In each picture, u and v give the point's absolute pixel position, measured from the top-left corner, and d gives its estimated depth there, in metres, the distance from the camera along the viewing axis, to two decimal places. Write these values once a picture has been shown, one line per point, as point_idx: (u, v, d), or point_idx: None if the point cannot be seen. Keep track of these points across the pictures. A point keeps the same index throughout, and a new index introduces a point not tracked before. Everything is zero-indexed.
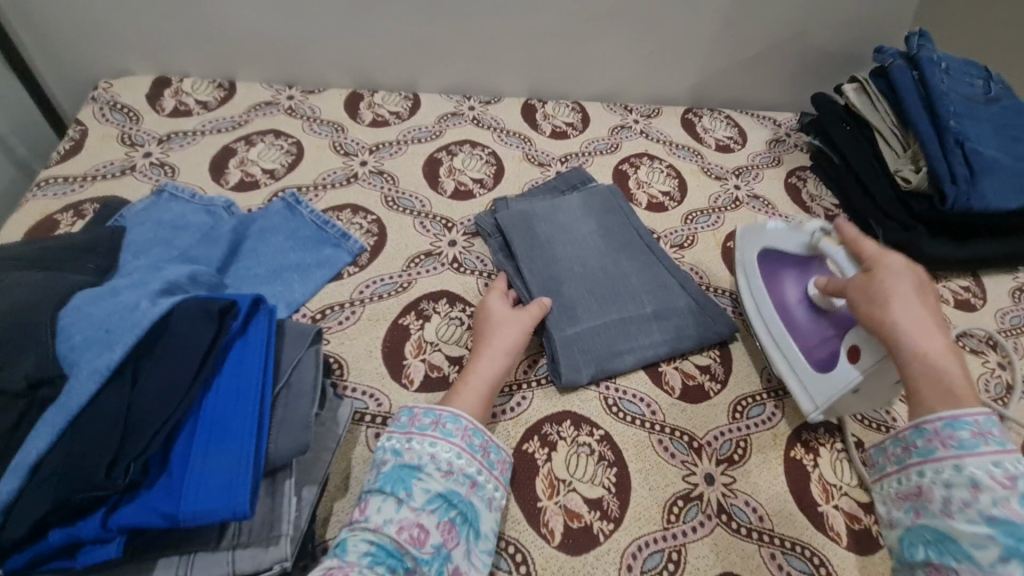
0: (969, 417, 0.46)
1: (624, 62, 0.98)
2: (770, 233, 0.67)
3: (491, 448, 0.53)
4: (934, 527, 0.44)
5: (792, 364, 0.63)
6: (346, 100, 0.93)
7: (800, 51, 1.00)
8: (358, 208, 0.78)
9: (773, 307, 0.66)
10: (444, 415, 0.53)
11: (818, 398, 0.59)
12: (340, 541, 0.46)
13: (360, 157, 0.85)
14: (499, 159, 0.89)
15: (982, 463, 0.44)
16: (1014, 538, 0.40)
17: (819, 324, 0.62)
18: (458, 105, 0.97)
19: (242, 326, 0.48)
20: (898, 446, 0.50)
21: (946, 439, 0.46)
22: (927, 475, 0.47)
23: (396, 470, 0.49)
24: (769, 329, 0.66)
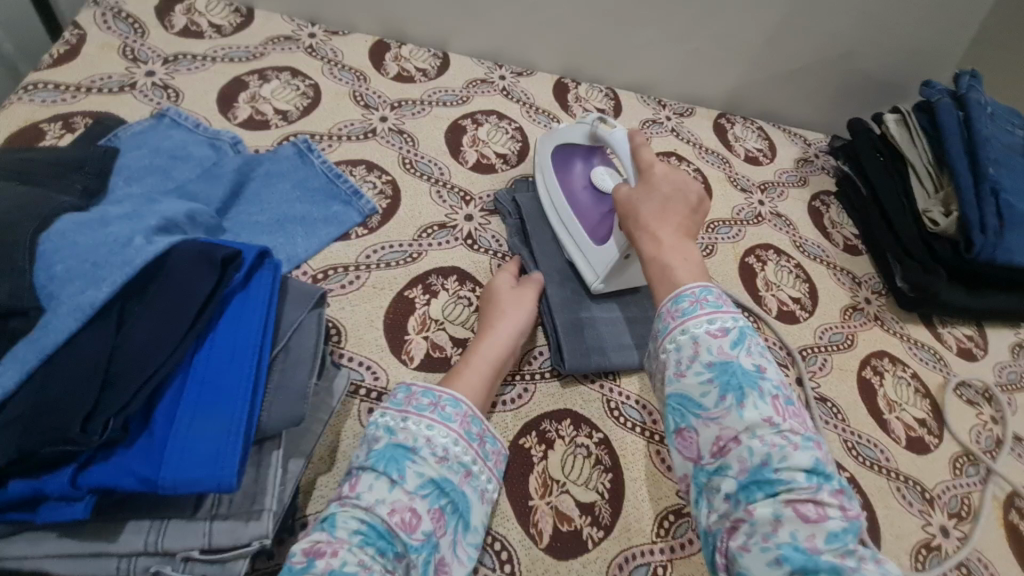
0: (686, 290, 0.48)
1: (666, 55, 0.94)
2: (560, 131, 0.70)
3: (487, 438, 0.51)
4: (676, 392, 0.45)
5: (582, 249, 0.66)
6: (372, 48, 0.88)
7: (843, 72, 0.97)
8: (374, 166, 0.73)
9: (562, 194, 0.68)
10: (444, 398, 0.50)
11: (598, 269, 0.63)
12: (328, 515, 0.43)
13: (380, 112, 0.80)
14: (525, 136, 0.85)
15: (701, 322, 0.45)
16: (729, 376, 0.43)
17: (599, 204, 0.65)
18: (488, 72, 0.92)
19: (244, 279, 0.44)
20: (676, 303, 0.48)
21: (721, 322, 0.46)
22: (667, 347, 0.47)
23: (389, 449, 0.46)
24: (557, 210, 0.69)
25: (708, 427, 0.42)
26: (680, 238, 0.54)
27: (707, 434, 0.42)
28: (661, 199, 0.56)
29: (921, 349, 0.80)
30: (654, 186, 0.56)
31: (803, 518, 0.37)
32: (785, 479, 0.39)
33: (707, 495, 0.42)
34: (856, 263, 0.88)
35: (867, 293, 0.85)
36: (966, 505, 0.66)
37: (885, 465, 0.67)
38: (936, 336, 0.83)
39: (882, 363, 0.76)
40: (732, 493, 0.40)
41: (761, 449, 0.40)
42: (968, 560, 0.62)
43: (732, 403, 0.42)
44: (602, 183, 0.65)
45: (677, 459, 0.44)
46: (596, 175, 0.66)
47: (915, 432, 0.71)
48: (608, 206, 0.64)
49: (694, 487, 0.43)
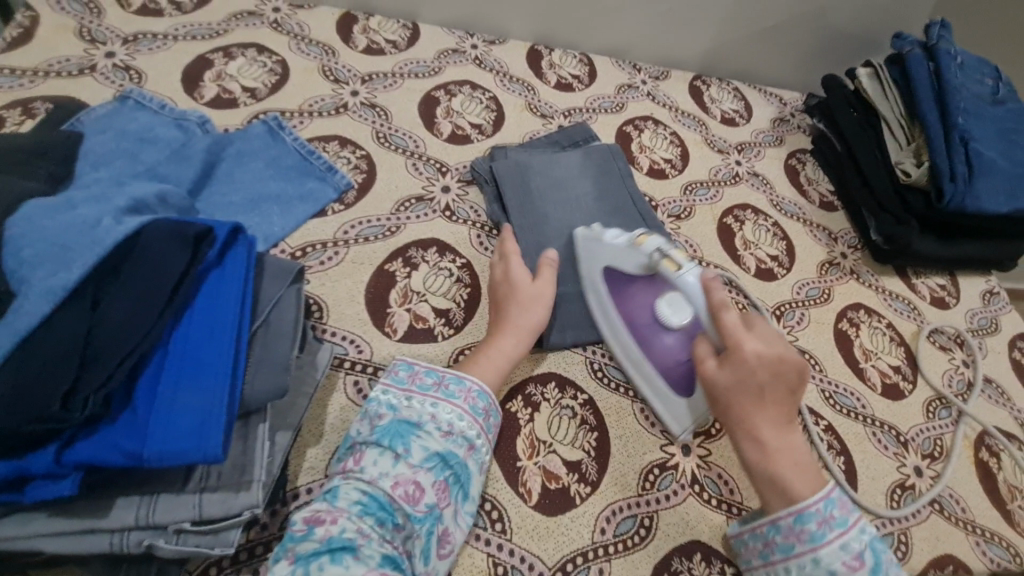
0: (812, 508, 0.47)
1: (640, 17, 0.93)
2: (606, 246, 0.60)
3: (492, 413, 0.52)
4: (781, 551, 0.49)
5: (657, 392, 0.59)
6: (339, 21, 0.85)
7: (817, 28, 0.97)
8: (347, 142, 0.72)
9: (625, 332, 0.61)
10: (447, 377, 0.52)
11: (681, 418, 0.58)
12: (332, 488, 0.45)
13: (351, 86, 0.78)
14: (500, 105, 0.84)
15: (833, 552, 0.46)
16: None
17: (671, 350, 0.57)
18: (460, 41, 0.90)
19: (219, 255, 0.44)
20: (797, 522, 0.48)
21: (848, 543, 0.47)
22: (780, 561, 0.49)
23: (394, 424, 0.47)
24: (629, 354, 0.61)
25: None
26: (782, 424, 0.51)
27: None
28: (755, 387, 0.51)
29: (896, 300, 0.82)
30: (747, 372, 0.50)
31: None
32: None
33: None
34: (832, 219, 0.90)
35: (844, 248, 0.86)
36: (938, 446, 0.69)
37: (861, 413, 0.69)
38: (911, 287, 0.85)
39: (858, 315, 0.78)
40: None
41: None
42: (940, 497, 0.65)
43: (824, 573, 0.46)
44: (665, 316, 0.56)
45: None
46: (660, 301, 0.56)
47: (890, 379, 0.73)
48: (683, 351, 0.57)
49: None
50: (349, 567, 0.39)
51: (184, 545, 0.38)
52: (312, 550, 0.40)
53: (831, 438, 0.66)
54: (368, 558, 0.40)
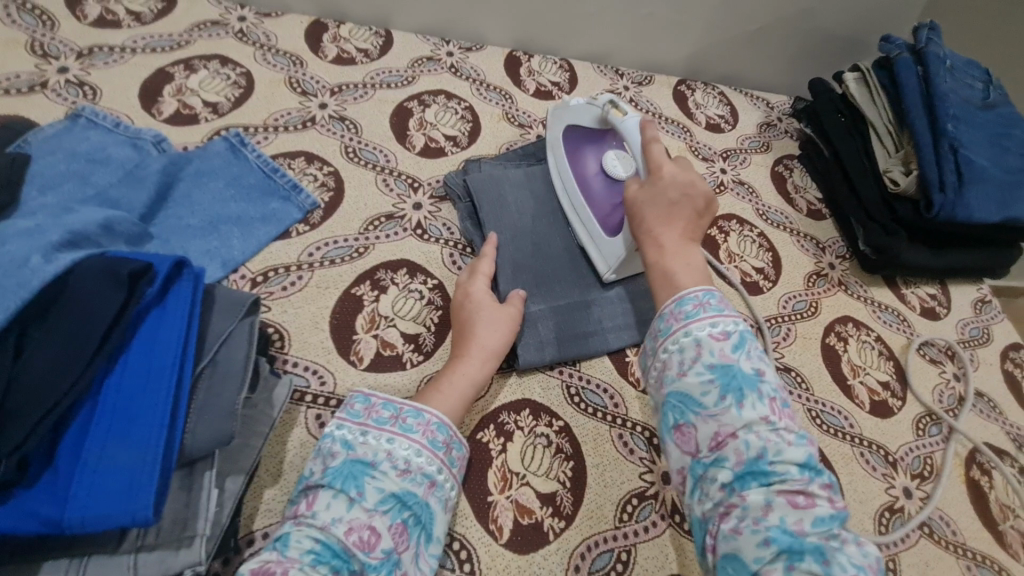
0: (690, 293, 0.50)
1: (621, 21, 0.90)
2: (572, 110, 0.69)
3: (453, 444, 0.49)
4: (676, 391, 0.46)
5: (592, 234, 0.65)
6: (308, 30, 0.82)
7: (804, 30, 0.94)
8: (314, 157, 0.69)
9: (575, 182, 0.67)
10: (404, 410, 0.49)
11: (610, 259, 0.63)
12: (284, 534, 0.42)
13: (320, 99, 0.75)
14: (475, 115, 0.81)
15: (704, 326, 0.47)
16: (730, 378, 0.44)
17: (611, 195, 0.64)
18: (435, 49, 0.87)
19: (160, 292, 0.41)
20: (679, 305, 0.49)
21: (723, 326, 0.47)
22: (663, 349, 0.49)
23: (347, 465, 0.45)
24: (572, 203, 0.67)
25: (705, 423, 0.44)
26: (683, 244, 0.55)
27: (708, 428, 0.43)
28: (666, 203, 0.57)
29: (885, 311, 0.80)
30: (658, 189, 0.57)
31: (793, 505, 0.39)
32: (780, 473, 0.40)
33: (701, 486, 0.43)
34: (819, 228, 0.87)
35: (831, 258, 0.84)
36: (929, 465, 0.67)
37: (849, 432, 0.67)
38: (901, 297, 0.83)
39: (846, 329, 0.76)
40: (726, 483, 0.41)
41: (757, 443, 0.41)
42: (930, 520, 0.63)
43: (731, 402, 0.43)
44: (615, 172, 0.64)
45: (672, 457, 0.46)
46: (606, 160, 0.65)
47: (878, 396, 0.71)
48: (618, 195, 0.64)
49: (690, 480, 0.44)
50: None
51: None
52: None
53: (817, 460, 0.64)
54: None
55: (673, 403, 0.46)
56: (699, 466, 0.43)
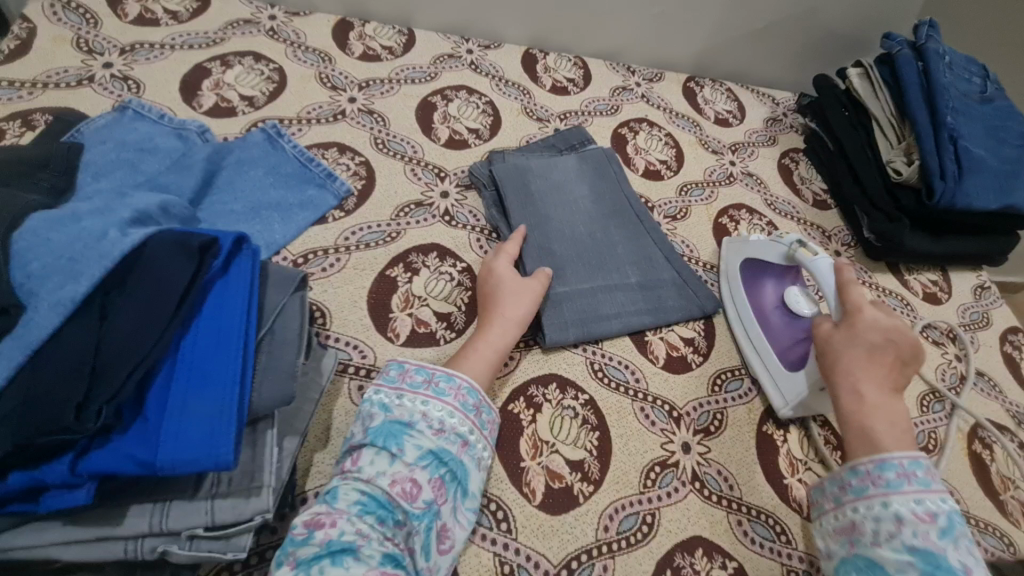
0: (896, 459, 0.50)
1: (633, 19, 0.94)
2: (752, 244, 0.71)
3: (483, 409, 0.53)
4: (864, 556, 0.48)
5: (768, 367, 0.66)
6: (335, 28, 0.86)
7: (808, 28, 0.98)
8: (346, 148, 0.73)
9: (750, 313, 0.69)
10: (437, 374, 0.52)
11: (788, 394, 0.63)
12: (332, 487, 0.45)
13: (349, 93, 0.79)
14: (496, 109, 0.85)
15: (909, 501, 0.48)
16: (935, 565, 0.45)
17: (794, 329, 0.65)
18: (455, 46, 0.91)
19: (224, 264, 0.45)
20: (880, 468, 0.50)
21: (929, 505, 0.48)
22: (855, 511, 0.50)
23: (387, 425, 0.48)
24: (745, 333, 0.69)
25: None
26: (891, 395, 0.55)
27: None
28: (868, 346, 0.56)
29: (889, 296, 0.83)
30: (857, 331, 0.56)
31: None
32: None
33: None
34: (825, 218, 0.91)
35: (837, 246, 0.88)
36: (933, 439, 0.70)
37: None
38: (904, 283, 0.86)
39: None
40: None
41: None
42: None
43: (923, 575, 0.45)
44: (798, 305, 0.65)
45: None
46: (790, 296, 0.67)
47: None
48: (804, 332, 0.65)
49: None
50: (350, 568, 0.41)
51: (197, 551, 0.38)
52: (313, 554, 0.41)
53: None
54: (368, 558, 0.41)
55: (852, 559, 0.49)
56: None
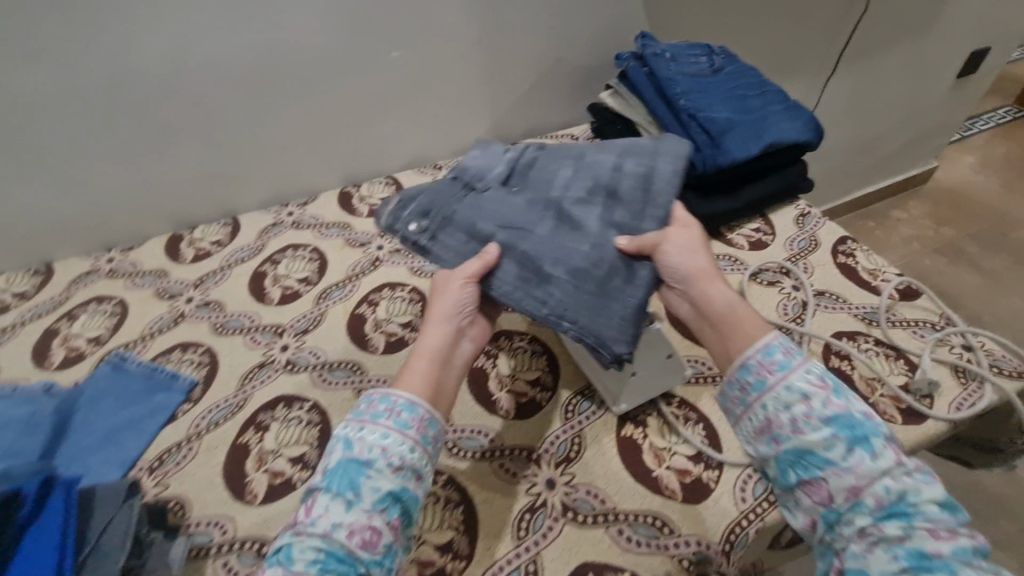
0: (752, 357, 0.56)
1: (416, 129, 1.07)
2: None
3: (435, 426, 0.54)
4: (794, 447, 0.52)
5: (595, 372, 0.71)
6: (168, 244, 0.98)
7: (567, 72, 1.12)
8: (188, 345, 0.81)
9: (569, 327, 0.74)
10: (399, 403, 0.53)
11: (613, 390, 0.68)
12: (286, 546, 0.47)
13: (185, 295, 0.88)
14: (322, 253, 0.94)
15: (801, 375, 0.54)
16: (851, 428, 0.51)
17: None
18: (277, 215, 1.03)
19: (35, 508, 0.50)
20: (742, 374, 0.56)
21: (813, 373, 0.54)
22: (759, 410, 0.55)
23: (346, 469, 0.49)
24: (571, 345, 0.74)
25: (838, 477, 0.50)
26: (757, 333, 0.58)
27: (841, 485, 0.50)
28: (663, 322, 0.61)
29: (718, 260, 0.89)
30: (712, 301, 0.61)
31: (935, 536, 0.46)
32: (917, 512, 0.47)
33: (837, 529, 0.50)
34: None
35: None
36: None
37: (709, 375, 0.73)
38: (728, 243, 0.93)
39: None
40: (865, 524, 0.48)
41: (897, 488, 0.48)
42: None
43: (863, 454, 0.50)
44: None
45: (805, 504, 0.52)
46: None
47: None
48: None
49: (823, 526, 0.51)
50: None
51: None
52: None
53: (685, 411, 0.69)
54: None
55: (790, 459, 0.52)
56: (831, 516, 0.50)
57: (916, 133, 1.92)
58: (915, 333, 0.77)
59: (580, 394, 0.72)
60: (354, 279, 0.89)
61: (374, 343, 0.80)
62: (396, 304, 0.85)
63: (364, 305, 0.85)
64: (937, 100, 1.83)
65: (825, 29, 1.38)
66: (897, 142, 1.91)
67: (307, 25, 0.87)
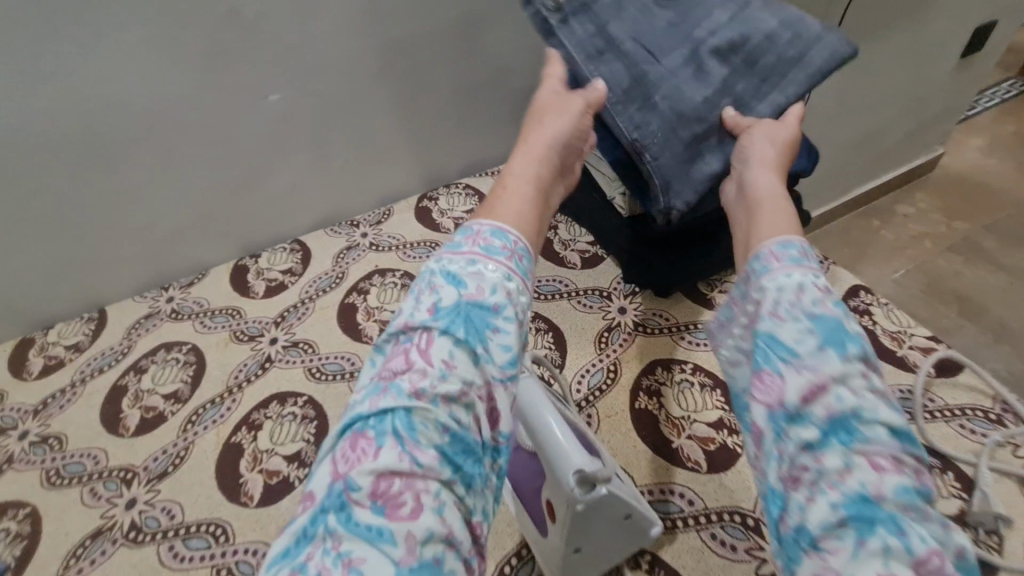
0: (771, 244, 0.45)
1: (321, 181, 0.88)
2: None
3: (523, 316, 0.42)
4: (767, 333, 0.41)
5: (529, 533, 0.51)
6: (14, 354, 0.79)
7: (502, 96, 0.92)
8: (8, 506, 0.62)
9: (498, 463, 0.55)
10: (489, 233, 0.43)
11: (550, 567, 0.48)
12: (404, 409, 0.36)
13: (21, 428, 0.69)
14: (200, 353, 0.75)
15: (811, 279, 0.41)
16: (835, 331, 0.39)
17: (531, 476, 0.50)
18: (154, 302, 0.84)
19: None
20: (756, 260, 0.44)
21: (824, 282, 0.42)
22: (763, 298, 0.43)
23: (464, 308, 0.39)
24: (503, 487, 0.55)
25: (798, 383, 0.38)
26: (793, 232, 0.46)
27: (799, 382, 0.38)
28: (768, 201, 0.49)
29: (695, 333, 0.70)
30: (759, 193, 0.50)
31: (874, 478, 0.35)
32: (864, 431, 0.36)
33: (781, 440, 0.38)
34: (601, 275, 0.78)
35: (621, 302, 0.75)
36: None
37: (689, 515, 0.54)
38: (707, 306, 0.73)
39: (655, 380, 0.65)
40: (792, 425, 0.38)
41: (851, 400, 0.37)
42: None
43: (836, 365, 0.38)
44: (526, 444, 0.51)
45: (754, 400, 0.40)
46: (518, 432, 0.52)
47: (713, 443, 0.59)
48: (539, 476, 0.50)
49: (772, 431, 0.39)
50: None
51: None
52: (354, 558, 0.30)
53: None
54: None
55: (760, 346, 0.41)
56: (779, 420, 0.39)
57: (920, 120, 1.72)
58: (963, 428, 0.58)
59: (516, 560, 0.53)
60: (236, 391, 0.70)
61: (249, 489, 0.61)
62: (284, 426, 0.66)
63: (243, 429, 0.66)
64: (943, 82, 1.63)
65: (811, 15, 1.17)
66: (900, 130, 1.71)
67: (143, 75, 0.68)
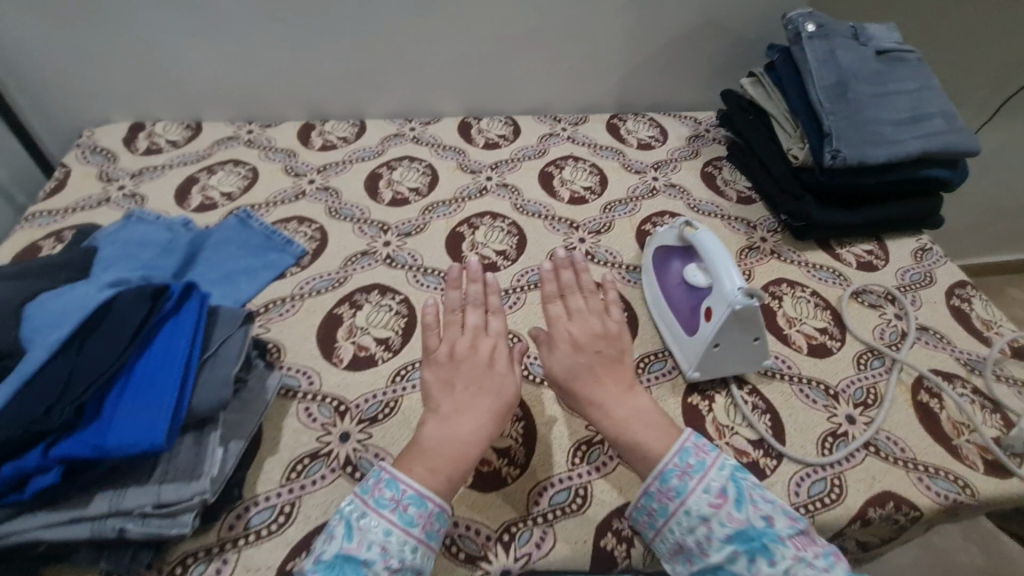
0: (670, 465, 0.54)
1: (548, 75, 1.08)
2: (659, 235, 0.78)
3: (432, 519, 0.52)
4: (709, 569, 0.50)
5: (677, 338, 0.72)
6: (300, 130, 1.06)
7: (712, 51, 1.09)
8: (304, 219, 0.89)
9: (660, 293, 0.76)
10: (406, 495, 0.51)
11: (690, 357, 0.69)
12: None
13: (309, 177, 0.96)
14: (434, 170, 0.99)
15: (699, 497, 0.52)
16: (749, 542, 0.49)
17: (691, 299, 0.70)
18: (400, 127, 1.08)
19: (176, 305, 0.58)
20: (647, 498, 0.54)
21: (716, 484, 0.52)
22: (672, 530, 0.52)
23: (342, 559, 0.48)
24: (660, 310, 0.76)
25: None
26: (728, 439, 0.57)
27: None
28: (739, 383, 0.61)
29: (820, 270, 0.87)
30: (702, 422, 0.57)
31: None
32: None
33: None
34: (750, 211, 0.97)
35: (763, 234, 0.93)
36: (872, 394, 0.71)
37: (786, 372, 0.73)
38: (835, 257, 0.90)
39: (780, 290, 0.83)
40: None
41: None
42: (876, 440, 0.67)
43: (762, 564, 0.48)
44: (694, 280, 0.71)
45: None
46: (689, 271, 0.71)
47: (815, 340, 0.77)
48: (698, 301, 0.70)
49: None
50: None
51: (149, 526, 0.50)
52: None
53: (755, 399, 0.70)
54: None
55: None
56: None
57: None
58: (1021, 394, 0.73)
59: (653, 357, 0.74)
60: (461, 201, 0.93)
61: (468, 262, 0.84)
62: (494, 232, 0.88)
63: (466, 225, 0.89)
64: None
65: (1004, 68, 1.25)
66: None
67: None
